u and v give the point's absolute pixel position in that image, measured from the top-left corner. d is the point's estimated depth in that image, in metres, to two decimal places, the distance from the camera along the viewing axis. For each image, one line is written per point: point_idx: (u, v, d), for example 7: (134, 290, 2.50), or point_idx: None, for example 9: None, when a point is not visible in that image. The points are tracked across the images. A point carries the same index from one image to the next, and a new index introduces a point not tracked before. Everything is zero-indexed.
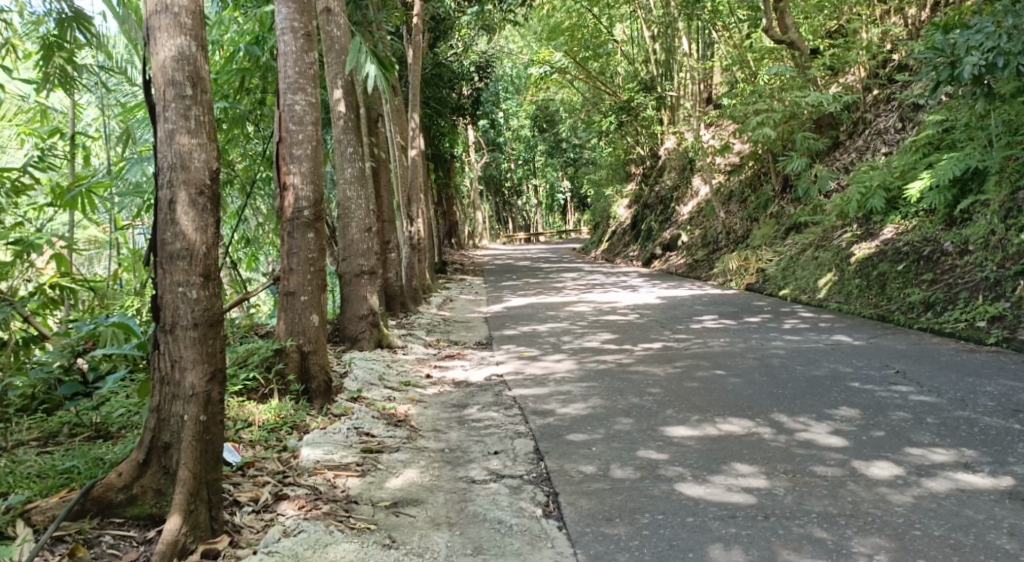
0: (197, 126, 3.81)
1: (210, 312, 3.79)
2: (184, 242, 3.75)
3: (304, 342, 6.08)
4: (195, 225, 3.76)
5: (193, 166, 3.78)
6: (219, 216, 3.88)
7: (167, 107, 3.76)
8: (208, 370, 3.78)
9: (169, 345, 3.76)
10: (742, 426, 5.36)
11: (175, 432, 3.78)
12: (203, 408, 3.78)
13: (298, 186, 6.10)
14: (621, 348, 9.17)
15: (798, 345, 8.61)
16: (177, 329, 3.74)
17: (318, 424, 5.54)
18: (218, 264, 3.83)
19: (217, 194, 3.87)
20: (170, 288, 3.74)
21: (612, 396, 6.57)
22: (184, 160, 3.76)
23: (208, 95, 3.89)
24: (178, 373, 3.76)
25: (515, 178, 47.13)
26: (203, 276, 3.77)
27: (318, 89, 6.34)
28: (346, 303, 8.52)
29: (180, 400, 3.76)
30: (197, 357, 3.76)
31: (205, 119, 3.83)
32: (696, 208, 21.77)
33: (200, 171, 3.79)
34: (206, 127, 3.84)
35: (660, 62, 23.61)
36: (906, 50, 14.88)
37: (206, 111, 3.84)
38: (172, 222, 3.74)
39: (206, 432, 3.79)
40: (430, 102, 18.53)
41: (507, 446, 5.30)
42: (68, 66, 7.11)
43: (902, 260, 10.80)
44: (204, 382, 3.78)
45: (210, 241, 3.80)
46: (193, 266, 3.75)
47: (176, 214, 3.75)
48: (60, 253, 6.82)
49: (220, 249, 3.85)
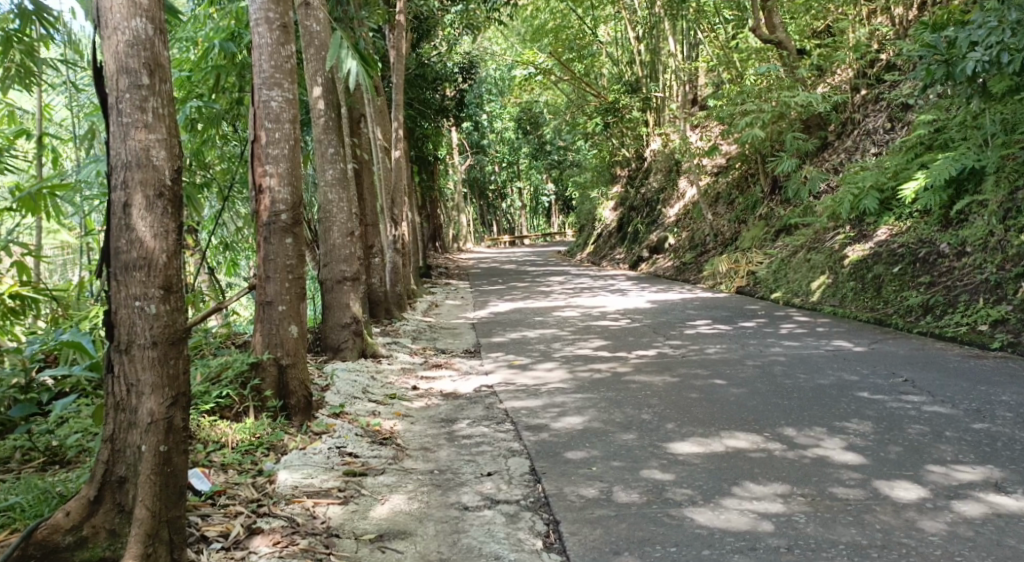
0: (154, 119, 3.44)
1: (172, 328, 3.44)
2: (141, 250, 3.38)
3: (281, 355, 5.70)
4: (153, 231, 3.40)
5: (151, 164, 3.41)
6: (181, 218, 3.52)
7: (120, 99, 3.39)
8: (170, 395, 3.43)
9: (124, 367, 3.40)
10: (751, 441, 5.01)
11: (131, 465, 3.42)
12: (163, 438, 3.42)
13: (274, 188, 5.73)
14: (613, 356, 8.82)
15: (798, 351, 8.28)
16: (133, 348, 3.38)
17: (297, 443, 5.18)
18: (180, 275, 3.47)
19: (179, 193, 3.51)
20: (126, 304, 3.38)
21: (608, 409, 6.21)
22: (141, 157, 3.40)
23: (168, 83, 3.53)
24: (134, 399, 3.40)
25: (500, 181, 46.75)
26: (163, 289, 3.42)
27: (296, 85, 5.97)
28: (327, 311, 8.11)
29: (137, 429, 3.41)
30: (157, 382, 3.40)
31: (165, 110, 3.46)
32: (683, 209, 21.49)
33: (159, 170, 3.43)
34: (166, 120, 3.47)
35: (644, 63, 23.35)
36: (894, 49, 14.63)
37: (166, 103, 3.47)
38: (128, 227, 3.39)
39: (167, 464, 3.44)
40: (413, 103, 18.16)
41: (500, 467, 4.93)
42: (29, 61, 6.65)
43: (898, 262, 10.50)
44: (165, 407, 3.42)
45: (171, 248, 3.44)
46: (152, 278, 3.39)
47: (132, 219, 3.39)
48: (22, 260, 6.37)
49: (182, 256, 3.49)
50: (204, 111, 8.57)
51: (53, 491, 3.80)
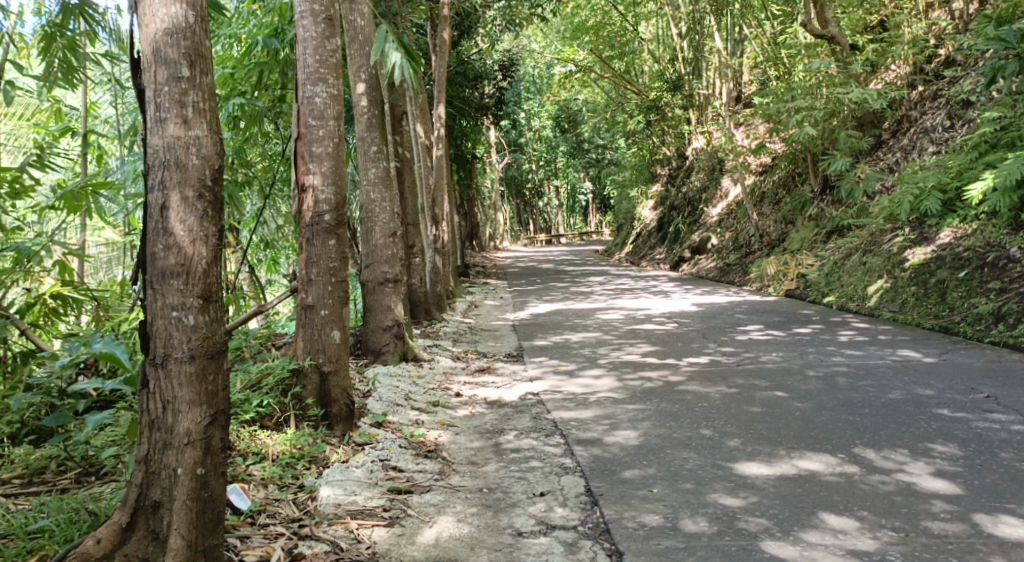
0: (193, 113, 3.19)
1: (210, 342, 3.20)
2: (179, 257, 3.15)
3: (324, 361, 5.45)
4: (191, 235, 3.16)
5: (191, 163, 3.18)
6: (222, 221, 3.27)
7: (158, 92, 3.16)
8: (207, 413, 3.20)
9: (160, 384, 3.18)
10: (824, 464, 4.76)
11: (165, 489, 3.19)
12: (201, 461, 3.20)
13: (317, 187, 5.48)
14: (663, 363, 8.48)
15: (862, 362, 7.97)
16: (169, 362, 3.15)
17: (339, 456, 4.95)
18: (220, 283, 3.23)
19: (220, 195, 3.27)
20: (163, 314, 3.15)
21: (665, 421, 5.91)
22: (179, 154, 3.16)
23: (211, 74, 3.28)
24: (170, 417, 3.18)
25: (537, 180, 46.42)
26: (202, 298, 3.18)
27: (340, 80, 5.70)
28: (369, 314, 7.83)
29: (173, 450, 3.19)
30: (194, 399, 3.17)
31: (205, 104, 3.22)
32: (726, 209, 21.03)
33: (199, 170, 3.18)
34: (207, 115, 3.22)
35: (687, 60, 22.83)
36: (954, 44, 14.16)
37: (208, 96, 3.23)
38: (165, 231, 3.15)
39: (203, 488, 3.22)
40: (453, 101, 17.91)
41: (554, 487, 4.63)
42: (72, 56, 6.44)
43: (963, 267, 10.12)
44: (203, 426, 3.19)
45: (210, 254, 3.20)
46: (191, 287, 3.15)
47: (170, 221, 3.15)
48: (63, 259, 6.19)
49: (223, 264, 3.25)
50: (247, 108, 8.29)
51: (81, 513, 3.58)
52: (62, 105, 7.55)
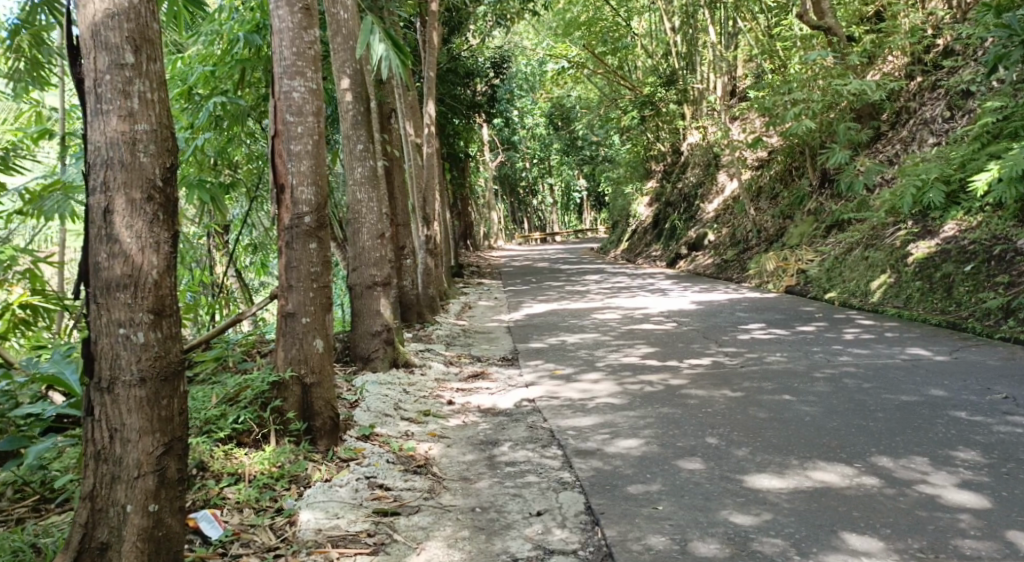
0: (139, 104, 3.13)
1: (162, 362, 3.19)
2: (125, 267, 3.11)
3: (306, 372, 5.13)
4: (139, 243, 3.13)
5: (137, 162, 3.13)
6: (173, 226, 3.25)
7: (99, 81, 3.09)
8: (160, 440, 3.20)
9: (108, 410, 3.16)
10: (840, 475, 4.47)
11: (114, 529, 3.18)
12: (153, 495, 3.20)
13: (296, 187, 5.15)
14: (664, 365, 8.16)
15: (870, 362, 7.69)
16: (118, 386, 3.13)
17: (322, 474, 4.64)
18: (170, 297, 3.21)
19: (170, 195, 3.23)
20: (110, 332, 3.12)
21: (667, 429, 5.60)
22: (125, 152, 3.11)
23: (159, 61, 3.22)
24: (120, 447, 3.16)
25: (531, 178, 46.08)
26: (153, 313, 3.16)
27: (320, 73, 5.37)
28: (356, 319, 7.49)
29: (122, 483, 3.18)
30: (144, 428, 3.16)
31: (152, 94, 3.16)
32: (723, 205, 20.73)
33: (147, 169, 3.15)
34: (155, 106, 3.17)
35: (681, 55, 22.55)
36: (953, 33, 13.84)
37: (155, 86, 3.17)
38: (110, 238, 3.11)
39: (156, 527, 3.22)
40: (444, 99, 17.56)
41: (552, 504, 4.32)
42: (40, 53, 6.10)
43: (970, 261, 9.86)
44: (155, 457, 3.19)
45: (161, 264, 3.17)
46: (140, 301, 3.13)
47: (116, 226, 3.12)
48: (31, 266, 5.83)
49: (174, 274, 3.23)
50: (230, 107, 7.83)
51: (25, 553, 3.34)
52: (38, 108, 7.24)
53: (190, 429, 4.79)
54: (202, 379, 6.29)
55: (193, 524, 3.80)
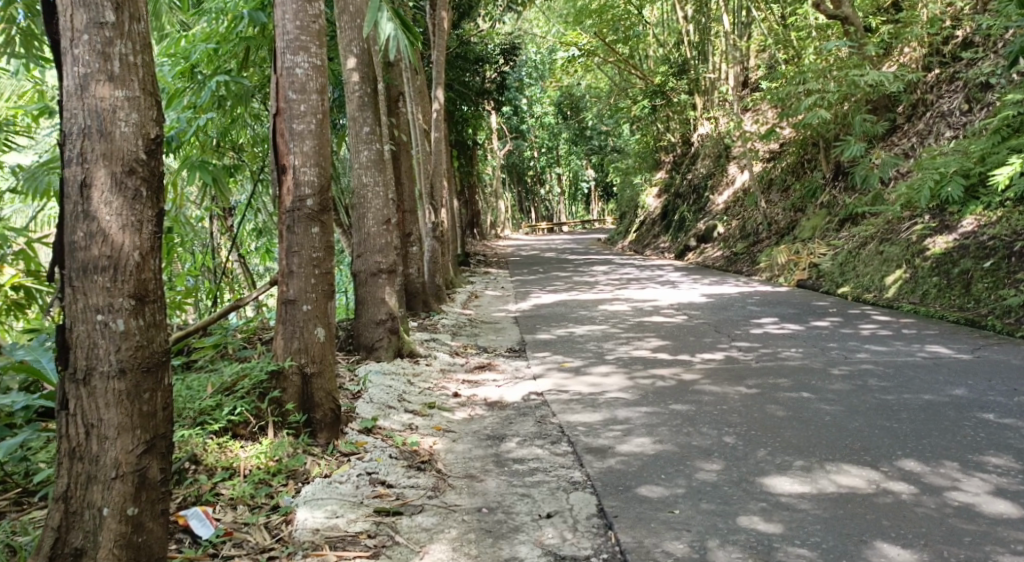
0: (121, 68, 3.02)
1: (143, 354, 3.07)
2: (104, 247, 3.00)
3: (306, 362, 4.92)
4: (119, 222, 3.02)
5: (117, 131, 3.02)
6: (157, 203, 3.14)
7: (76, 41, 2.98)
8: (139, 439, 3.08)
9: (83, 404, 3.04)
10: (867, 479, 4.24)
11: (89, 533, 3.06)
12: (132, 497, 3.09)
13: (298, 168, 4.92)
14: (675, 360, 7.92)
15: (889, 359, 7.44)
16: (94, 377, 3.02)
17: (321, 469, 4.42)
18: (153, 281, 3.10)
19: (153, 169, 3.12)
20: (87, 318, 3.00)
21: (682, 426, 5.36)
22: (104, 120, 3.00)
23: (141, 22, 3.11)
24: (97, 444, 3.05)
25: (538, 167, 45.75)
26: (134, 298, 3.04)
27: (324, 49, 5.12)
28: (360, 307, 7.28)
29: (99, 483, 3.05)
30: (123, 424, 3.05)
31: (134, 58, 3.05)
32: (733, 197, 20.45)
33: (126, 142, 3.03)
34: (137, 70, 3.06)
35: (693, 45, 22.25)
36: (973, 24, 13.51)
37: (138, 48, 3.07)
38: (89, 216, 3.00)
39: (136, 531, 3.10)
40: (453, 85, 17.27)
41: (562, 506, 4.10)
42: (32, 27, 5.76)
43: (989, 257, 9.61)
44: (134, 456, 3.08)
45: (142, 246, 3.06)
46: (120, 285, 3.01)
47: (96, 204, 3.00)
48: (25, 247, 5.59)
49: (157, 257, 3.12)
50: (234, 86, 7.54)
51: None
52: (41, 86, 6.90)
53: (184, 420, 4.58)
54: (201, 366, 6.08)
55: (183, 521, 3.61)
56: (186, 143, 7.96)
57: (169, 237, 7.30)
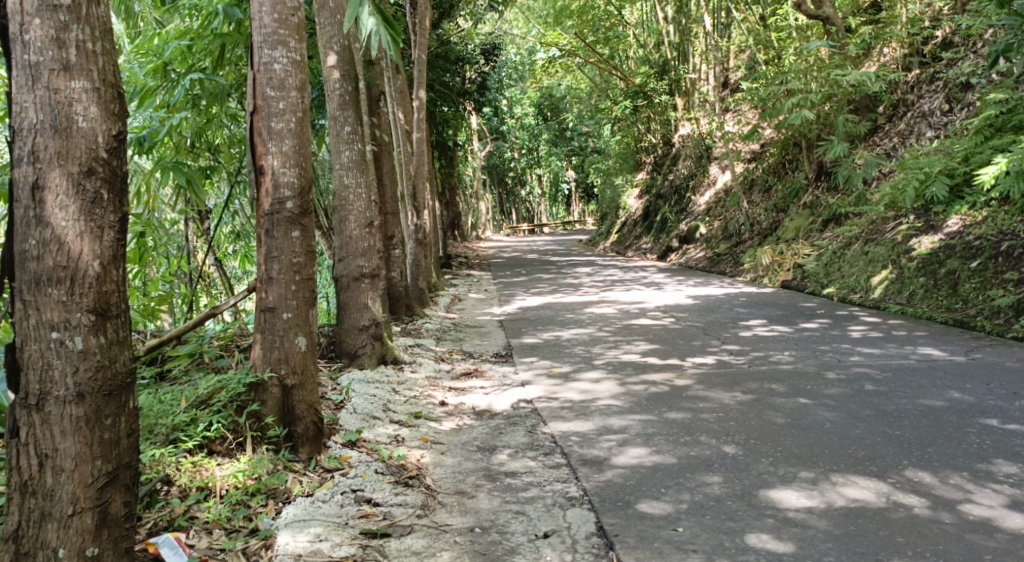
0: (78, 57, 2.83)
1: (102, 376, 2.89)
2: (59, 258, 2.81)
3: (287, 373, 4.67)
4: (77, 230, 2.83)
5: (76, 128, 2.83)
6: (121, 209, 2.95)
7: (27, 25, 2.78)
8: (99, 470, 2.90)
9: (36, 432, 2.85)
10: (876, 491, 4.06)
11: None
12: (93, 536, 2.90)
13: (277, 169, 4.67)
14: (665, 364, 7.72)
15: (884, 362, 7.28)
16: (50, 403, 2.83)
17: (303, 488, 4.17)
18: (114, 294, 2.91)
19: (115, 169, 2.93)
20: (41, 336, 2.82)
21: (679, 436, 5.16)
22: (60, 115, 2.80)
23: (101, 6, 2.91)
24: (53, 477, 2.86)
25: (518, 168, 45.55)
26: (95, 313, 2.86)
27: (304, 43, 4.84)
28: (342, 313, 7.02)
29: (55, 520, 2.85)
30: (81, 454, 2.87)
31: (93, 46, 2.85)
32: (714, 198, 20.34)
33: (84, 142, 2.83)
34: (97, 59, 2.87)
35: (673, 45, 22.15)
36: (953, 23, 13.45)
37: (97, 34, 2.87)
38: (43, 224, 2.81)
39: None
40: (433, 86, 17.03)
41: (559, 524, 3.90)
42: None
43: (976, 257, 9.50)
44: (92, 490, 2.89)
45: (101, 257, 2.87)
46: (78, 299, 2.83)
47: (50, 210, 2.81)
48: None
49: (120, 267, 2.94)
50: (208, 85, 7.27)
51: None
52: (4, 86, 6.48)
53: (156, 437, 4.32)
54: (175, 376, 5.79)
55: (153, 550, 3.36)
56: (159, 144, 7.66)
57: (141, 242, 6.99)
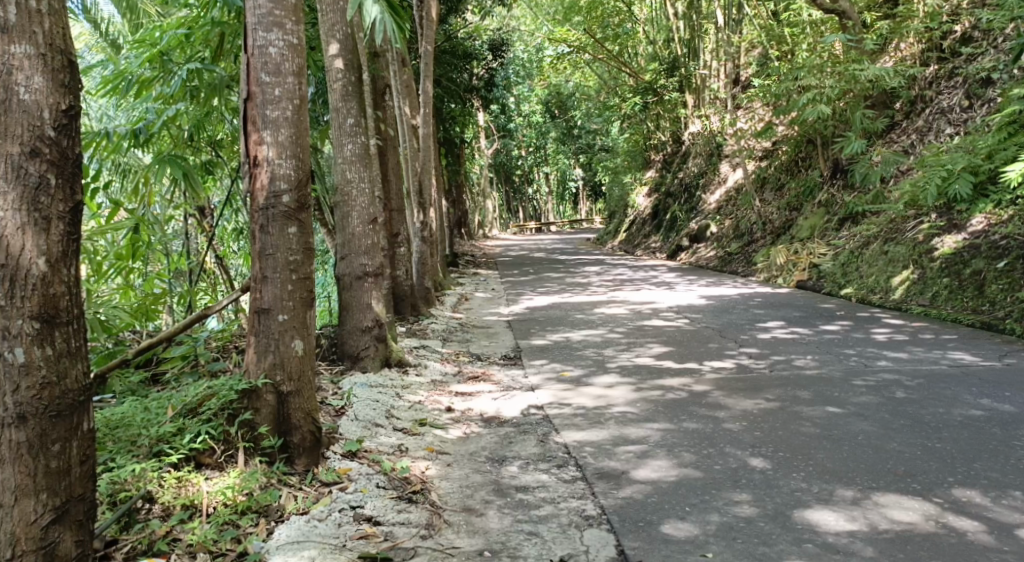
0: (17, 15, 2.90)
1: (45, 391, 2.93)
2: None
3: (282, 380, 4.34)
4: (19, 223, 2.90)
5: (18, 100, 2.91)
6: (72, 201, 3.03)
7: None
8: (45, 503, 2.95)
9: None
10: (922, 511, 3.74)
11: None
12: None
13: (273, 160, 4.34)
14: (682, 368, 7.37)
15: (913, 367, 6.94)
16: None
17: (298, 505, 3.86)
18: (63, 297, 2.97)
19: (64, 150, 3.00)
20: None
21: (703, 447, 4.81)
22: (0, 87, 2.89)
23: None
24: None
25: (526, 166, 45.15)
26: (41, 320, 2.92)
27: (302, 26, 4.52)
28: (344, 313, 6.69)
29: None
30: (23, 488, 2.92)
31: (37, 7, 2.92)
32: (725, 196, 19.97)
33: (23, 124, 2.91)
34: (38, 19, 2.93)
35: (683, 41, 21.73)
36: (974, 18, 13.05)
37: None
38: None
39: None
40: (440, 82, 16.65)
41: (576, 548, 3.59)
42: None
43: (1002, 257, 9.14)
44: (37, 526, 2.94)
45: (44, 259, 2.93)
46: (22, 304, 2.89)
47: None
48: None
49: (67, 265, 3.00)
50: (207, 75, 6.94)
51: None
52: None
53: (138, 450, 4.02)
54: (168, 381, 5.48)
55: None
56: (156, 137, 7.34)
57: (138, 238, 6.65)
